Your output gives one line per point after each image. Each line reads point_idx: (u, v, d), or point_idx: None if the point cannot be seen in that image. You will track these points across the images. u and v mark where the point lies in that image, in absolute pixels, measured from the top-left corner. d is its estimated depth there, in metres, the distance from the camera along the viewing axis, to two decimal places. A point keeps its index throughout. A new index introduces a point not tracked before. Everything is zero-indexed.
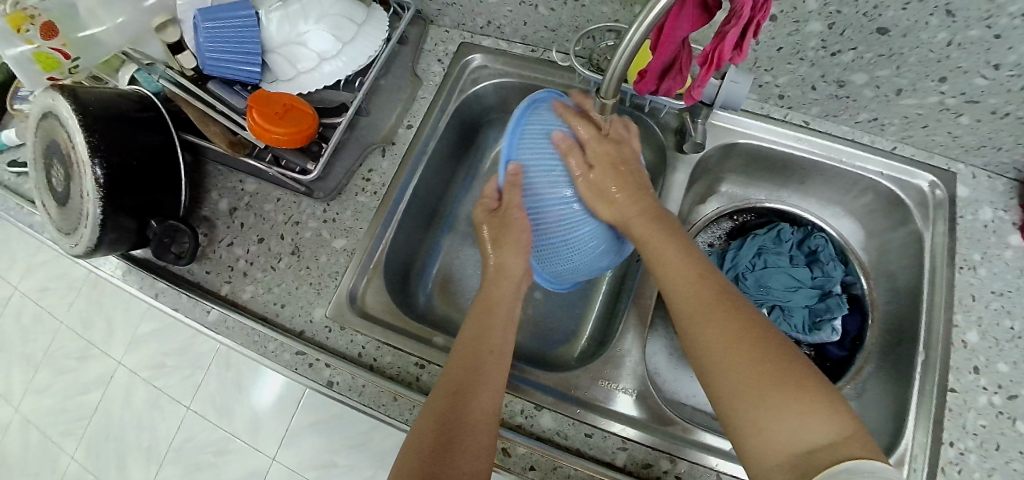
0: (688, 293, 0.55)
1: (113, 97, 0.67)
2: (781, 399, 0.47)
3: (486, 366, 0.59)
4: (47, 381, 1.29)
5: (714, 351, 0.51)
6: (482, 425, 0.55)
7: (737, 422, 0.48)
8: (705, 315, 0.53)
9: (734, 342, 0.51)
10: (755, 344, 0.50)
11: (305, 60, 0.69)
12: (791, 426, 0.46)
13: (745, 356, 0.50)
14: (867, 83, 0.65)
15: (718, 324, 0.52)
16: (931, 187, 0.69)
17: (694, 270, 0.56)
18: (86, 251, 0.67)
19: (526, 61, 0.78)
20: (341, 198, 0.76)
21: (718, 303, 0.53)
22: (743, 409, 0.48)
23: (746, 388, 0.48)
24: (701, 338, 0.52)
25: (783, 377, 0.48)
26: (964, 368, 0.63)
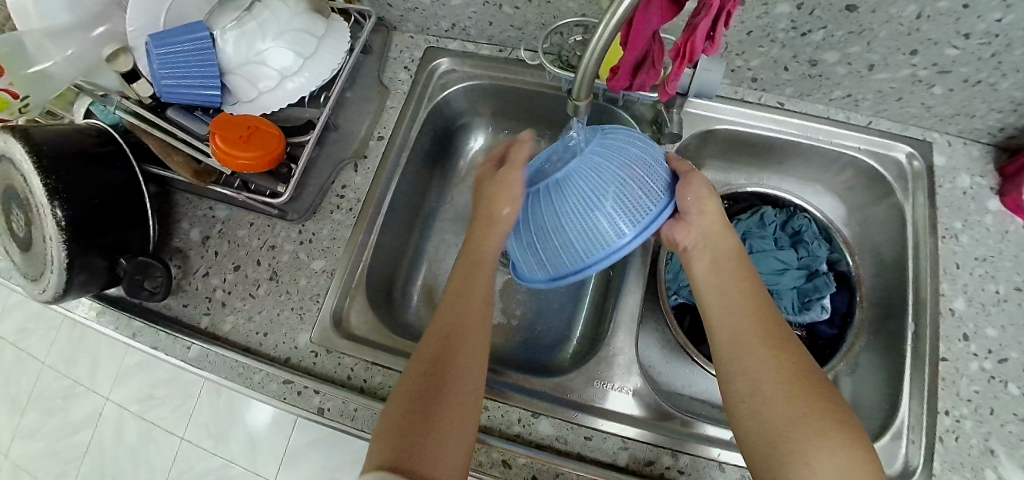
0: (753, 320, 0.54)
1: (69, 133, 0.65)
2: (833, 440, 0.48)
3: (470, 335, 0.59)
4: (34, 425, 1.25)
5: (772, 380, 0.51)
6: (459, 389, 0.55)
7: (782, 449, 0.48)
8: (770, 346, 0.53)
9: (795, 377, 0.51)
10: (815, 387, 0.51)
11: (266, 79, 0.67)
12: (838, 468, 0.47)
13: (800, 391, 0.50)
14: (839, 61, 0.65)
15: (780, 356, 0.52)
16: (909, 159, 0.69)
17: (762, 301, 0.56)
18: (55, 296, 0.64)
19: (494, 62, 0.76)
20: (316, 217, 0.74)
21: (784, 340, 0.53)
22: (794, 440, 0.48)
23: (799, 423, 0.49)
24: (760, 366, 0.52)
25: (836, 420, 0.49)
26: (954, 336, 0.63)
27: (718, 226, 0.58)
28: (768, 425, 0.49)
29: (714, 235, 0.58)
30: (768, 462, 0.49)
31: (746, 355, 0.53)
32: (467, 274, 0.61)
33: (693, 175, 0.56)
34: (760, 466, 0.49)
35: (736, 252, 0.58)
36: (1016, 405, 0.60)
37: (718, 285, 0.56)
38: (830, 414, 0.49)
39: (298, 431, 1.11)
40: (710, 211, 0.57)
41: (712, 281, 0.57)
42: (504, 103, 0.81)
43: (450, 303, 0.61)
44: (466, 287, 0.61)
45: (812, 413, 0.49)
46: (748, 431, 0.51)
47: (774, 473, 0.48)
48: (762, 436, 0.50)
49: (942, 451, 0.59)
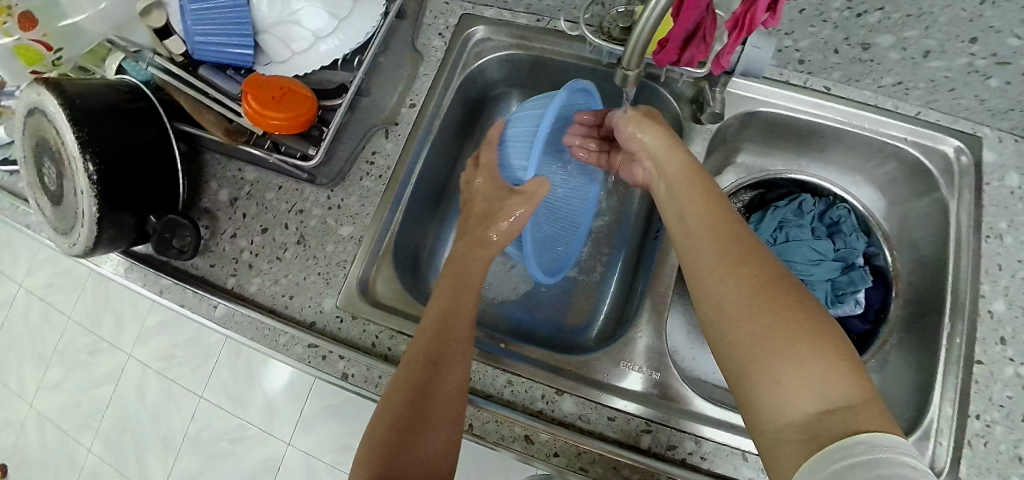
0: (710, 236, 0.51)
1: (102, 87, 0.64)
2: (801, 353, 0.43)
3: (456, 326, 0.58)
4: (58, 377, 1.27)
5: (732, 296, 0.47)
6: (453, 376, 0.56)
7: (749, 372, 0.44)
8: (730, 261, 0.49)
9: (755, 285, 0.46)
10: (782, 293, 0.46)
11: (300, 40, 0.66)
12: (809, 385, 0.42)
13: (763, 303, 0.45)
14: (892, 45, 0.62)
15: (742, 269, 0.48)
16: (957, 153, 0.67)
17: (726, 217, 0.52)
18: (85, 250, 0.65)
19: (532, 31, 0.74)
20: (344, 183, 0.73)
21: (747, 250, 0.49)
22: (760, 358, 0.44)
23: (762, 339, 0.44)
24: (720, 286, 0.48)
25: (807, 329, 0.43)
26: (991, 340, 0.61)
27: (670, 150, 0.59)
28: (732, 347, 0.46)
29: (666, 160, 0.59)
30: (737, 387, 0.45)
31: (705, 274, 0.49)
32: (451, 281, 0.62)
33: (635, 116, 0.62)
34: (737, 398, 0.45)
35: (694, 175, 0.57)
36: None
37: (678, 212, 0.55)
38: (799, 322, 0.44)
39: (313, 397, 1.12)
40: (655, 137, 0.60)
41: (674, 209, 0.56)
42: (539, 75, 0.79)
43: (433, 305, 0.60)
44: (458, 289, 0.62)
45: (778, 324, 0.44)
46: (716, 348, 0.47)
47: (747, 402, 0.44)
48: (729, 360, 0.46)
49: (969, 454, 0.58)
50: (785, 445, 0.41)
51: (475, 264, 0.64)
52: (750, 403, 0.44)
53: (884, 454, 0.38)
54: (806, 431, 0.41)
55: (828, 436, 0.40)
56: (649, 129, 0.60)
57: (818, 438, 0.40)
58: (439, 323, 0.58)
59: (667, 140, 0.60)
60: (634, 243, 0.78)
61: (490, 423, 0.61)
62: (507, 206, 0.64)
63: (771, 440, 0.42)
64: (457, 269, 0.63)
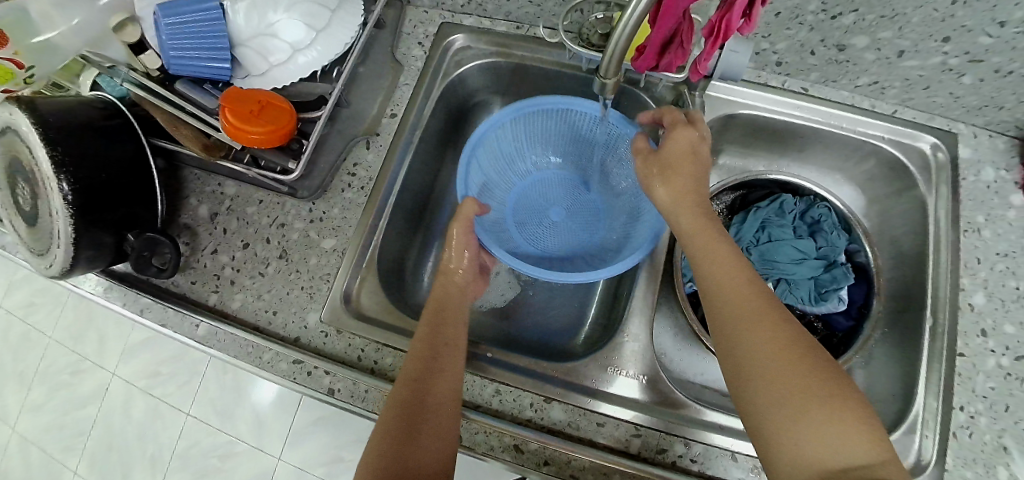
0: (733, 296, 0.53)
1: (75, 104, 0.63)
2: (827, 415, 0.46)
3: (443, 357, 0.59)
4: (41, 399, 1.24)
5: (761, 360, 0.49)
6: (439, 395, 0.57)
7: (777, 429, 0.47)
8: (755, 323, 0.51)
9: (779, 350, 0.49)
10: (806, 356, 0.49)
11: (277, 52, 0.65)
12: (835, 443, 0.46)
13: (790, 366, 0.49)
14: (867, 46, 0.63)
15: (767, 331, 0.50)
16: (934, 149, 0.68)
17: (747, 274, 0.54)
18: (62, 271, 0.64)
19: (511, 38, 0.74)
20: (327, 196, 0.72)
21: (768, 312, 0.52)
22: (783, 420, 0.47)
23: (791, 401, 0.47)
24: (750, 345, 0.50)
25: (826, 393, 0.47)
26: (971, 332, 0.62)
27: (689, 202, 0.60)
28: (760, 405, 0.49)
29: (682, 210, 0.60)
30: (761, 444, 0.48)
31: (732, 332, 0.52)
32: (433, 315, 0.63)
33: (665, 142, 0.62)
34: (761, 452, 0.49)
35: (711, 225, 0.58)
36: None
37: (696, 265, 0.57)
38: (824, 385, 0.48)
39: (302, 410, 1.11)
40: (676, 189, 0.60)
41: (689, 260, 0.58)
42: (520, 82, 0.79)
43: (420, 337, 0.61)
44: (439, 315, 0.63)
45: (804, 387, 0.47)
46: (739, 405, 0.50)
47: (771, 457, 0.48)
48: (756, 418, 0.49)
49: (955, 447, 0.59)
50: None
51: (444, 293, 0.66)
52: (774, 456, 0.47)
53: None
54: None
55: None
56: (664, 181, 0.61)
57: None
58: (427, 354, 0.59)
59: (682, 192, 0.60)
60: None
61: (479, 434, 0.61)
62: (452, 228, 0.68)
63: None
64: (437, 306, 0.64)
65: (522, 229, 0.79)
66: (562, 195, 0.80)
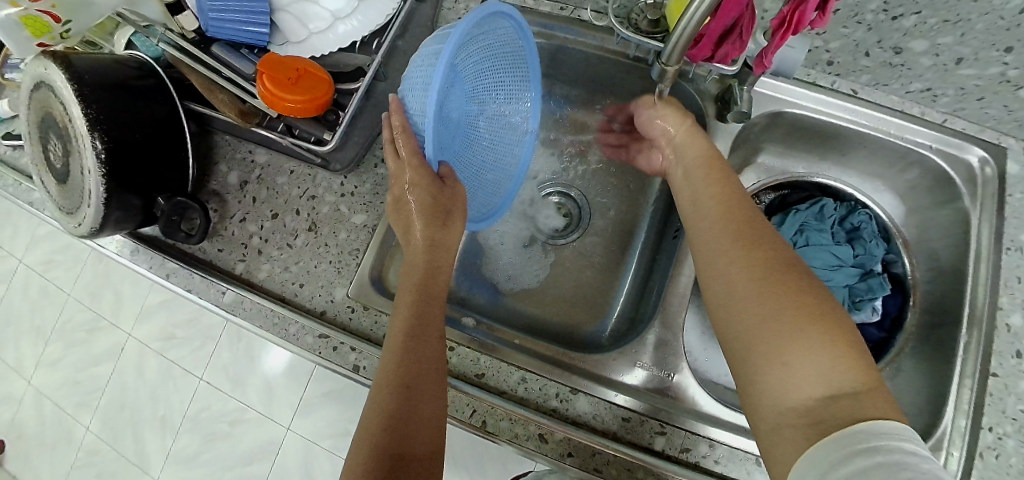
0: (727, 229, 0.54)
1: (110, 62, 0.62)
2: (810, 339, 0.46)
3: (424, 347, 0.55)
4: (57, 354, 1.25)
5: (748, 285, 0.50)
6: (431, 394, 0.54)
7: (758, 354, 0.47)
8: (744, 250, 0.52)
9: (768, 276, 0.50)
10: (791, 281, 0.49)
11: (318, 20, 0.65)
12: (816, 370, 0.45)
13: (774, 291, 0.49)
14: (925, 50, 0.61)
15: (752, 256, 0.51)
16: (981, 164, 0.66)
17: (737, 206, 0.56)
18: (90, 232, 0.63)
19: (555, 20, 0.72)
20: (360, 170, 0.71)
21: (761, 242, 0.52)
22: (770, 344, 0.47)
23: (772, 321, 0.47)
24: (732, 270, 0.52)
25: (815, 321, 0.46)
26: (1006, 352, 0.61)
27: (691, 138, 0.62)
28: (742, 331, 0.49)
29: (688, 149, 0.62)
30: (746, 374, 0.48)
31: (717, 259, 0.53)
32: (415, 292, 0.58)
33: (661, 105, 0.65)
34: (743, 384, 0.49)
35: (713, 164, 0.60)
36: None
37: (695, 203, 0.59)
38: (808, 310, 0.47)
39: (313, 382, 1.11)
40: (678, 124, 0.63)
41: (690, 195, 0.60)
42: (561, 64, 0.77)
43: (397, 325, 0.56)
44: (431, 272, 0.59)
45: (786, 310, 0.47)
46: (725, 330, 0.51)
47: (754, 386, 0.47)
48: (738, 341, 0.49)
49: (980, 466, 0.58)
50: (786, 428, 0.45)
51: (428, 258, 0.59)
52: (755, 387, 0.47)
53: (884, 440, 0.40)
54: (810, 414, 0.44)
55: (834, 423, 0.43)
56: (671, 117, 0.63)
57: (824, 422, 0.43)
58: (405, 344, 0.55)
59: (687, 129, 0.62)
60: (652, 238, 0.77)
61: (504, 420, 0.60)
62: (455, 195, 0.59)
63: (773, 423, 0.46)
64: (421, 275, 0.59)
65: (488, 191, 0.70)
66: (506, 128, 0.69)
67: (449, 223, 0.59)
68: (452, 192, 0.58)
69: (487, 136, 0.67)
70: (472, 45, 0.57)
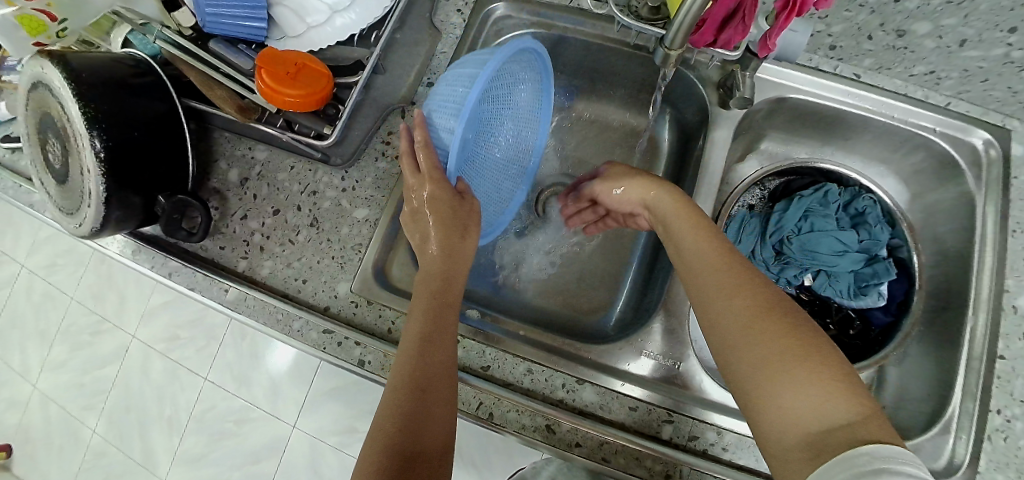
0: (706, 271, 0.54)
1: (107, 60, 0.61)
2: (802, 376, 0.46)
3: (433, 366, 0.54)
4: (62, 357, 1.25)
5: (734, 327, 0.50)
6: (439, 412, 0.54)
7: (756, 395, 0.47)
8: (727, 292, 0.52)
9: (752, 316, 0.50)
10: (776, 319, 0.49)
11: (315, 13, 0.65)
12: (809, 406, 0.45)
13: (758, 333, 0.49)
14: (929, 33, 0.60)
15: (734, 298, 0.51)
16: (986, 146, 0.65)
17: (718, 244, 0.56)
18: (91, 232, 0.63)
19: (554, 9, 0.71)
20: (360, 164, 0.71)
21: (740, 281, 0.52)
22: (763, 384, 0.47)
23: (762, 362, 0.48)
24: (717, 314, 0.52)
25: (803, 357, 0.47)
26: (1015, 334, 0.60)
27: (649, 191, 0.62)
28: (738, 371, 0.49)
29: (656, 200, 0.61)
30: (748, 412, 0.48)
31: (703, 303, 0.53)
32: (431, 300, 0.57)
33: (611, 171, 0.67)
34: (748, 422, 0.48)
35: (681, 205, 0.59)
36: None
37: (673, 245, 0.58)
38: (795, 348, 0.47)
39: (318, 378, 1.11)
40: (634, 187, 0.63)
41: (667, 240, 0.60)
42: (562, 54, 0.76)
43: (412, 333, 0.56)
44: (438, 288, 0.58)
45: (774, 349, 0.48)
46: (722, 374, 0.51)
47: (756, 424, 0.47)
48: (736, 382, 0.49)
49: (989, 449, 0.58)
50: (792, 463, 0.44)
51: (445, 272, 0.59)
52: (756, 424, 0.47)
53: (883, 462, 0.40)
54: (812, 448, 0.44)
55: (832, 450, 0.43)
56: (629, 182, 0.64)
57: (824, 453, 0.43)
58: (416, 369, 0.54)
59: (650, 186, 0.62)
60: None
61: (511, 412, 0.60)
62: (469, 211, 0.59)
63: (780, 458, 0.45)
64: (439, 287, 0.58)
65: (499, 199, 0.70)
66: (517, 142, 0.69)
67: (462, 238, 0.59)
68: (469, 206, 0.59)
69: (500, 157, 0.67)
70: (501, 69, 0.58)
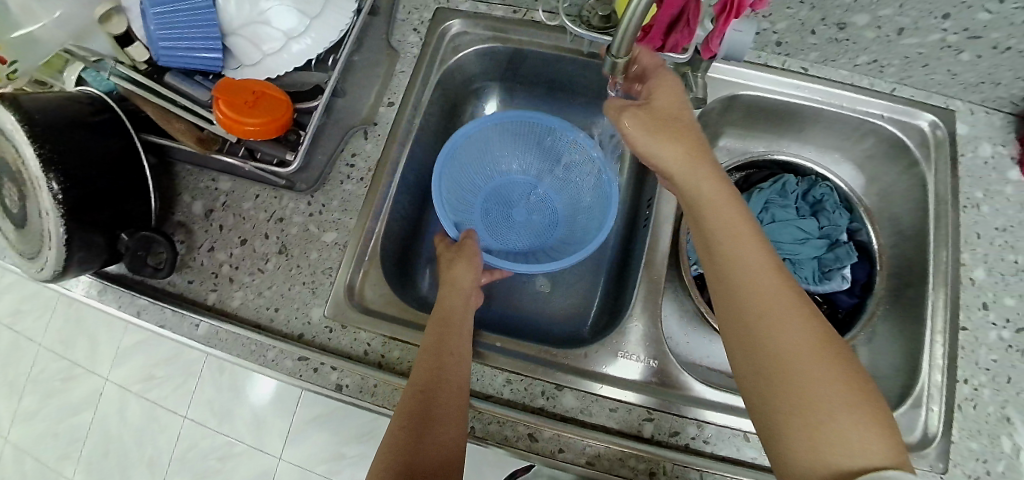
0: (754, 287, 0.49)
1: (61, 100, 0.61)
2: (845, 412, 0.45)
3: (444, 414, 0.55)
4: (33, 408, 1.21)
5: (785, 354, 0.47)
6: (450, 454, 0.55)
7: (795, 422, 0.45)
8: (777, 315, 0.48)
9: (804, 347, 0.47)
10: (824, 349, 0.47)
11: (271, 41, 0.64)
12: (848, 440, 0.44)
13: (809, 363, 0.46)
14: (868, 24, 0.63)
15: (786, 324, 0.47)
16: (932, 127, 0.68)
17: (763, 259, 0.50)
18: (54, 275, 0.61)
19: (508, 23, 0.73)
20: (325, 187, 0.70)
21: (790, 303, 0.48)
22: (805, 416, 0.45)
23: (810, 394, 0.45)
24: (765, 335, 0.48)
25: (847, 392, 0.45)
26: (974, 305, 0.63)
27: (686, 167, 0.54)
28: (779, 400, 0.46)
29: (692, 182, 0.53)
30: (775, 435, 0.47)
31: (749, 321, 0.49)
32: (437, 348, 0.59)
33: (661, 89, 0.57)
34: (764, 434, 0.48)
35: (726, 207, 0.52)
36: None
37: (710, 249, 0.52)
38: (842, 381, 0.46)
39: (302, 407, 1.11)
40: (674, 150, 0.54)
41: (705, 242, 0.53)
42: (519, 65, 0.78)
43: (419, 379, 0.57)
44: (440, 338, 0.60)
45: (823, 383, 0.45)
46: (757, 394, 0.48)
47: (783, 448, 0.46)
48: (773, 406, 0.47)
49: (960, 418, 0.59)
50: None
51: (449, 304, 0.64)
52: (784, 448, 0.46)
53: None
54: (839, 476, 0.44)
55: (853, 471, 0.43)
56: (662, 141, 0.54)
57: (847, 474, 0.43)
58: (428, 416, 0.55)
59: (687, 159, 0.54)
60: (623, 229, 0.78)
61: (492, 423, 0.60)
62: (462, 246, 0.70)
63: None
64: (440, 332, 0.61)
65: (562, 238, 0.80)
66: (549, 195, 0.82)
67: (451, 265, 0.68)
68: (460, 243, 0.71)
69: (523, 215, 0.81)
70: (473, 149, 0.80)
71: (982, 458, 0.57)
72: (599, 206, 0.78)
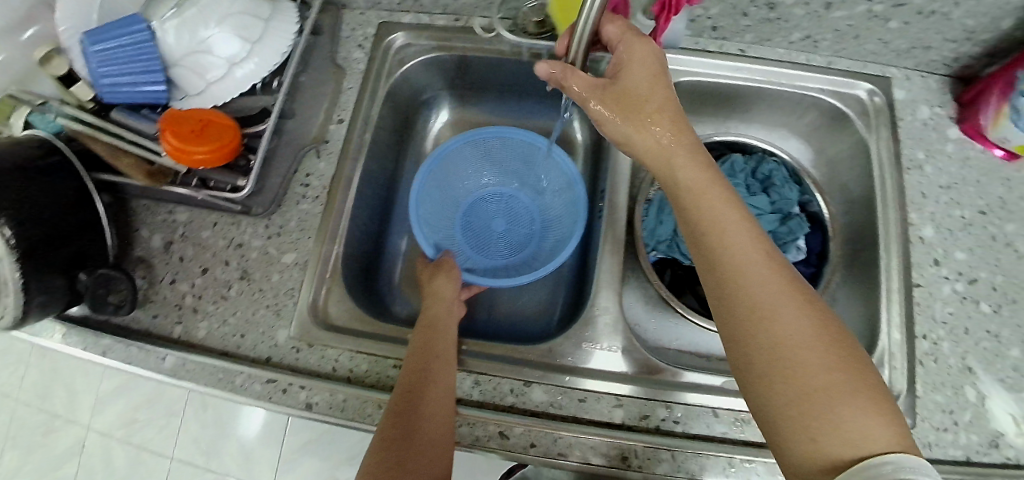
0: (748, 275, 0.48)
1: (7, 145, 0.61)
2: (846, 399, 0.42)
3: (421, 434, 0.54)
4: (15, 465, 1.19)
5: (784, 342, 0.45)
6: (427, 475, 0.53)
7: (795, 412, 0.43)
8: (773, 304, 0.46)
9: (805, 333, 0.45)
10: (822, 336, 0.45)
11: (214, 69, 0.65)
12: (850, 429, 0.41)
13: (808, 348, 0.44)
14: (796, 1, 0.64)
15: (782, 312, 0.46)
16: (870, 95, 0.70)
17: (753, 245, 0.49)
18: (14, 323, 0.60)
19: (450, 32, 0.75)
20: (281, 209, 0.71)
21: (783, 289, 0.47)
22: (806, 405, 0.43)
23: (812, 382, 0.43)
24: (766, 324, 0.45)
25: (848, 380, 0.43)
26: (926, 262, 0.64)
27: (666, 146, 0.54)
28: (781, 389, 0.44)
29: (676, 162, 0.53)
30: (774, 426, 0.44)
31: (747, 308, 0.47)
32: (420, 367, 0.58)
33: (630, 67, 0.56)
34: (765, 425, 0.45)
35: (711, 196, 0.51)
36: (989, 322, 0.61)
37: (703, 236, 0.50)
38: (841, 367, 0.43)
39: (290, 434, 1.10)
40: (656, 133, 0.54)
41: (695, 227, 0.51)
42: (465, 72, 0.79)
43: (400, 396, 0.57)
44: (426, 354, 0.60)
45: (825, 371, 0.43)
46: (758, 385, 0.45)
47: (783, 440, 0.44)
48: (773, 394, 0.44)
49: (924, 374, 0.60)
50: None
51: (432, 313, 0.66)
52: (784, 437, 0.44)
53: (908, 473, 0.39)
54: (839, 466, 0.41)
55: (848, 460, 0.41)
56: (636, 122, 0.55)
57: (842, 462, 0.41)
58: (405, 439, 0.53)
59: (666, 143, 0.54)
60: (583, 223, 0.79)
61: (463, 426, 0.60)
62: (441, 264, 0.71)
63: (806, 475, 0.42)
64: (421, 350, 0.60)
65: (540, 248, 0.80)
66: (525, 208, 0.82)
67: (432, 279, 0.70)
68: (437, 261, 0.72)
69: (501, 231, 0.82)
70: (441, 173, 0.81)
71: (949, 409, 0.58)
72: (570, 211, 0.77)
